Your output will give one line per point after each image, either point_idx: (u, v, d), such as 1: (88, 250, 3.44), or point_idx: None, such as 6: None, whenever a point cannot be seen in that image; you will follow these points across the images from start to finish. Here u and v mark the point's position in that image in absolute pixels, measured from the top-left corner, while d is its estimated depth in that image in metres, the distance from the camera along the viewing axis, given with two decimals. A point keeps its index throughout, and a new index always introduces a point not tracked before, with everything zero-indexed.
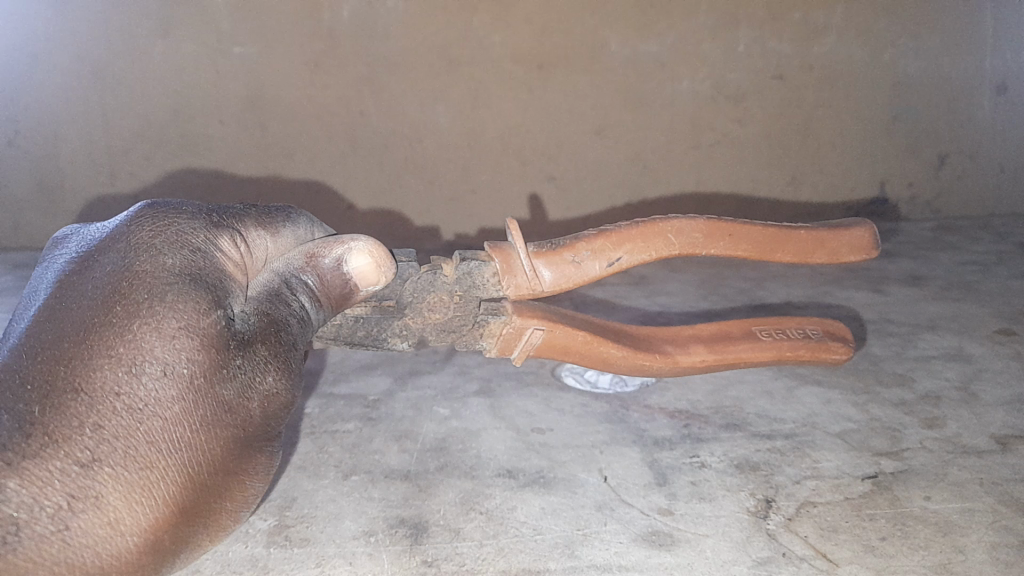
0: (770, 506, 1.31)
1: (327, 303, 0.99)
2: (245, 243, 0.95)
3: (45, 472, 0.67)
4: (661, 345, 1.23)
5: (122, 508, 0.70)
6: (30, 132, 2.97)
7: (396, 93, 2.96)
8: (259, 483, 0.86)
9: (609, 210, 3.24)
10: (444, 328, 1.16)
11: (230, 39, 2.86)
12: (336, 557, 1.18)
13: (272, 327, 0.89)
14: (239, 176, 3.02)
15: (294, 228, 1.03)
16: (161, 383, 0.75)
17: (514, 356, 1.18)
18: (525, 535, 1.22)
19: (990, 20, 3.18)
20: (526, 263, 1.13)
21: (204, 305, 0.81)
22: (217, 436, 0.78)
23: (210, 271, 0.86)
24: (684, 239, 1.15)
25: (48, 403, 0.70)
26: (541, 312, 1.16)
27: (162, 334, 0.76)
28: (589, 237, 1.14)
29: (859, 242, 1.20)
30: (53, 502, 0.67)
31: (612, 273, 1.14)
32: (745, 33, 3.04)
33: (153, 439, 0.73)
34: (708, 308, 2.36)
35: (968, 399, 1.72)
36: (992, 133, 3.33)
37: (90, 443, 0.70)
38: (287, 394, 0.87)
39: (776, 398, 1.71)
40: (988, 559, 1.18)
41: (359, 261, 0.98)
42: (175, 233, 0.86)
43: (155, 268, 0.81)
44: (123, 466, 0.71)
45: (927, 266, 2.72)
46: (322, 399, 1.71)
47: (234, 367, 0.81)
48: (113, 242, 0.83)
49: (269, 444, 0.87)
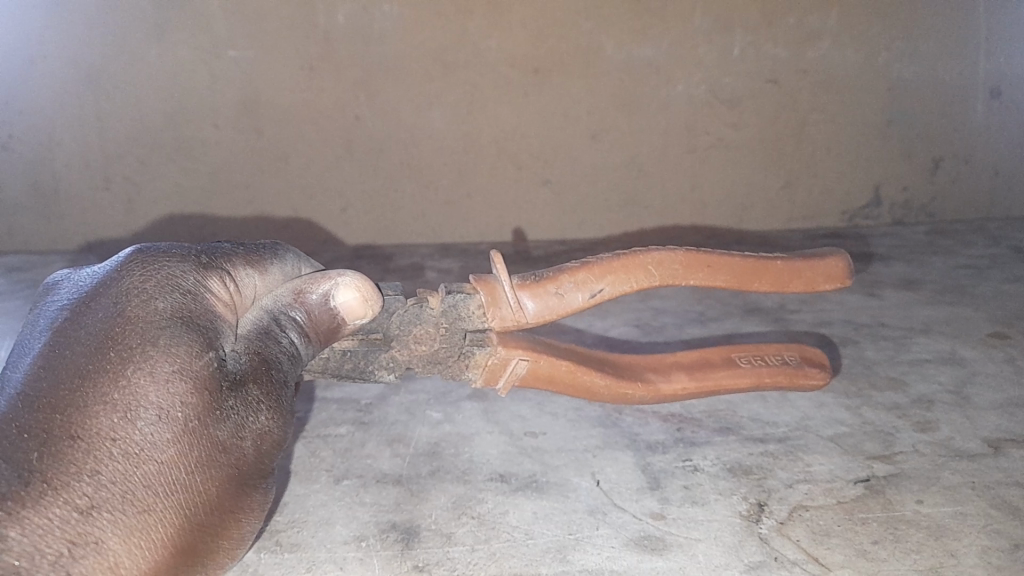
0: (762, 510, 1.31)
1: (315, 338, 0.98)
2: (234, 282, 0.94)
3: (45, 520, 0.65)
4: (643, 373, 1.25)
5: (122, 552, 0.68)
6: (25, 136, 2.97)
7: (392, 97, 2.96)
8: (253, 522, 0.85)
9: (604, 214, 3.24)
10: (430, 359, 1.16)
11: (226, 42, 2.86)
12: (327, 562, 1.17)
13: (263, 366, 0.87)
14: (235, 179, 3.03)
15: (281, 265, 1.03)
16: (156, 428, 0.74)
17: (499, 386, 1.19)
18: (517, 541, 1.22)
19: (984, 23, 3.18)
20: (510, 295, 1.14)
21: (198, 348, 0.80)
22: (212, 477, 0.77)
23: (202, 313, 0.85)
24: (665, 271, 1.15)
25: (45, 450, 0.68)
26: (526, 343, 1.17)
27: (156, 379, 0.75)
28: (571, 270, 1.14)
29: (834, 272, 1.21)
30: (53, 550, 0.64)
31: (595, 305, 1.14)
32: (740, 37, 3.05)
33: (150, 482, 0.72)
34: (703, 312, 2.36)
35: (961, 403, 1.72)
36: (985, 136, 3.33)
37: (88, 489, 0.68)
38: (279, 433, 0.86)
39: (770, 403, 1.71)
40: (980, 563, 1.18)
41: (346, 296, 0.99)
42: (165, 276, 0.85)
43: (147, 312, 0.80)
44: (122, 511, 0.69)
45: (922, 270, 2.73)
46: (315, 403, 1.71)
47: (227, 408, 0.80)
48: (104, 287, 0.81)
49: (263, 482, 0.87)
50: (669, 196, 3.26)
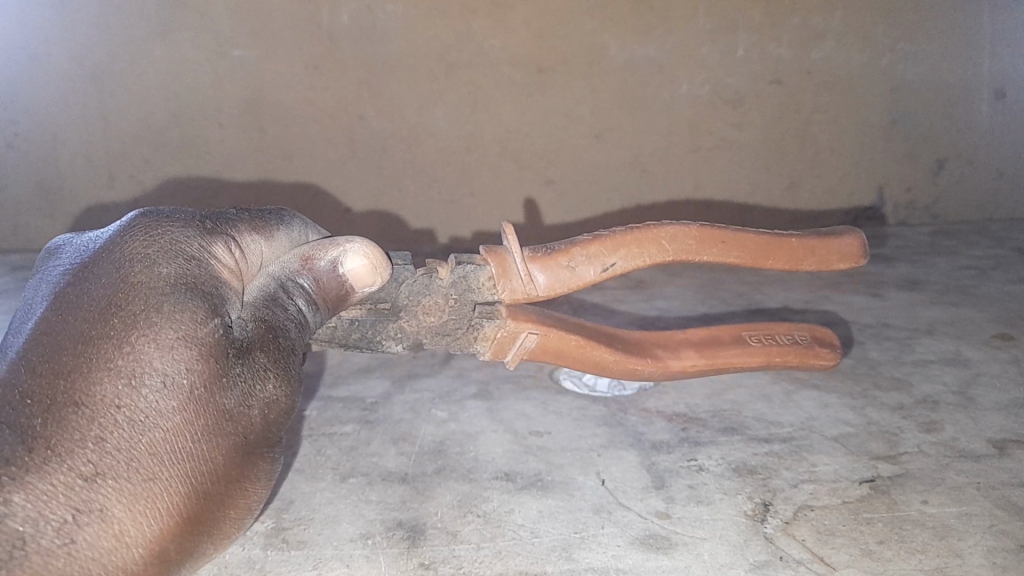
0: (767, 509, 1.31)
1: (323, 304, 0.98)
2: (239, 248, 0.95)
3: (49, 486, 0.65)
4: (654, 350, 1.25)
5: (128, 520, 0.68)
6: (29, 135, 2.97)
7: (397, 96, 2.97)
8: (262, 490, 0.84)
9: (607, 215, 3.24)
10: (439, 331, 1.17)
11: (230, 42, 2.86)
12: (334, 559, 1.18)
13: (270, 334, 0.87)
14: (238, 178, 3.03)
15: (288, 231, 1.05)
16: (161, 395, 0.73)
17: (508, 360, 1.19)
18: (523, 539, 1.22)
19: (988, 26, 3.18)
20: (521, 266, 1.15)
21: (202, 315, 0.79)
22: (219, 445, 0.77)
23: (207, 279, 0.84)
24: (678, 246, 1.15)
25: (49, 416, 0.68)
26: (536, 316, 1.17)
27: (160, 345, 0.75)
28: (584, 242, 1.15)
29: (849, 250, 1.21)
30: (57, 517, 0.65)
31: (607, 278, 1.14)
32: (743, 37, 3.05)
33: (155, 450, 0.72)
34: (707, 311, 2.36)
35: (966, 403, 1.72)
36: (989, 137, 3.33)
37: (93, 456, 0.68)
38: (287, 401, 0.86)
39: (774, 403, 1.71)
40: (985, 563, 1.18)
41: (354, 262, 0.97)
42: (168, 242, 0.85)
43: (151, 279, 0.80)
44: (126, 478, 0.69)
45: (926, 271, 2.72)
46: (321, 402, 1.70)
47: (234, 375, 0.80)
48: (108, 253, 0.81)
49: (271, 451, 0.86)
50: (673, 196, 3.25)
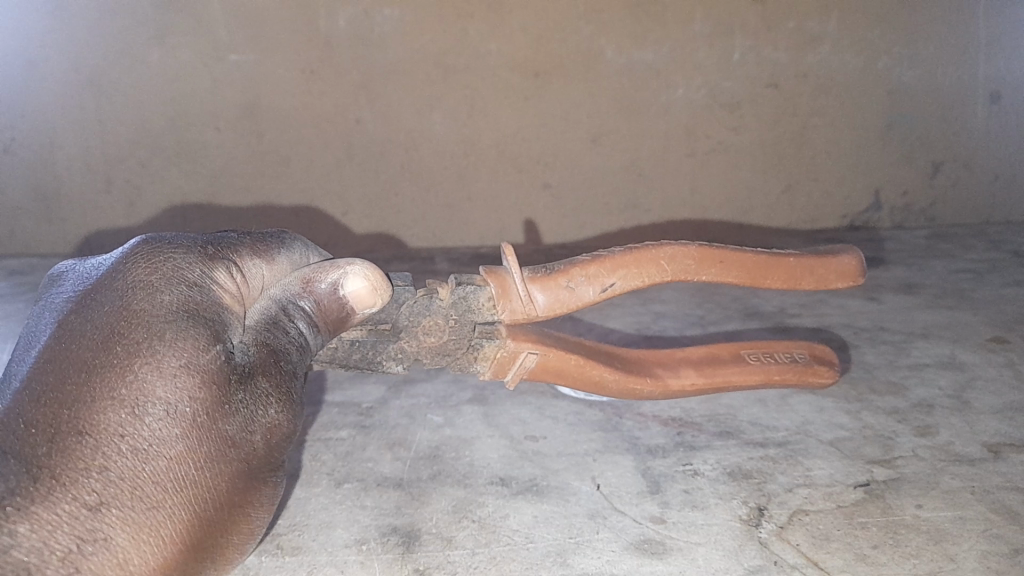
0: (762, 514, 1.31)
1: (325, 327, 0.98)
2: (240, 273, 0.95)
3: (54, 516, 0.66)
4: (652, 368, 1.25)
5: (132, 549, 0.68)
6: (26, 140, 2.97)
7: (394, 101, 2.98)
8: (265, 516, 0.85)
9: (605, 218, 3.24)
10: (439, 351, 1.17)
11: (227, 47, 2.87)
12: (328, 565, 1.18)
13: (273, 358, 0.87)
14: (235, 182, 3.04)
15: (288, 253, 1.04)
16: (164, 423, 0.74)
17: (508, 379, 1.20)
18: (518, 544, 1.22)
19: (984, 29, 3.19)
20: (520, 287, 1.14)
21: (204, 342, 0.80)
22: (222, 472, 0.77)
23: (208, 306, 0.84)
24: (677, 266, 1.16)
25: (53, 445, 0.69)
26: (536, 336, 1.18)
27: (163, 374, 0.76)
28: (584, 263, 1.14)
29: (846, 268, 1.22)
30: (62, 546, 0.65)
31: (606, 299, 1.14)
32: (740, 42, 3.06)
33: (159, 479, 0.72)
34: (703, 315, 2.36)
35: (960, 406, 1.73)
36: (986, 140, 3.34)
37: (96, 485, 0.68)
38: (290, 426, 0.86)
39: (769, 407, 1.72)
40: (980, 567, 1.18)
41: (355, 284, 0.98)
42: (171, 268, 0.85)
43: (153, 306, 0.80)
44: (130, 507, 0.69)
45: (922, 275, 2.73)
46: (316, 407, 1.69)
47: (236, 402, 0.81)
48: (110, 280, 0.82)
49: (273, 476, 0.87)
50: (670, 200, 3.25)
